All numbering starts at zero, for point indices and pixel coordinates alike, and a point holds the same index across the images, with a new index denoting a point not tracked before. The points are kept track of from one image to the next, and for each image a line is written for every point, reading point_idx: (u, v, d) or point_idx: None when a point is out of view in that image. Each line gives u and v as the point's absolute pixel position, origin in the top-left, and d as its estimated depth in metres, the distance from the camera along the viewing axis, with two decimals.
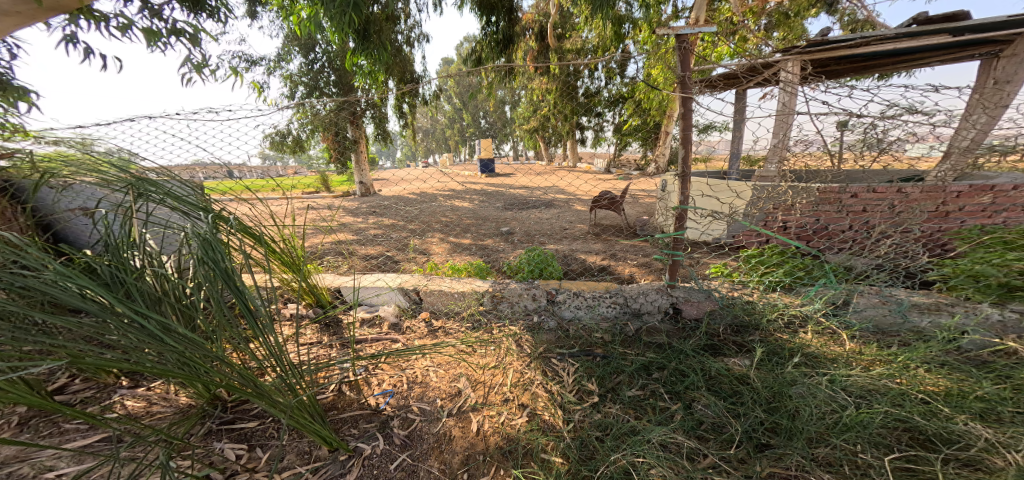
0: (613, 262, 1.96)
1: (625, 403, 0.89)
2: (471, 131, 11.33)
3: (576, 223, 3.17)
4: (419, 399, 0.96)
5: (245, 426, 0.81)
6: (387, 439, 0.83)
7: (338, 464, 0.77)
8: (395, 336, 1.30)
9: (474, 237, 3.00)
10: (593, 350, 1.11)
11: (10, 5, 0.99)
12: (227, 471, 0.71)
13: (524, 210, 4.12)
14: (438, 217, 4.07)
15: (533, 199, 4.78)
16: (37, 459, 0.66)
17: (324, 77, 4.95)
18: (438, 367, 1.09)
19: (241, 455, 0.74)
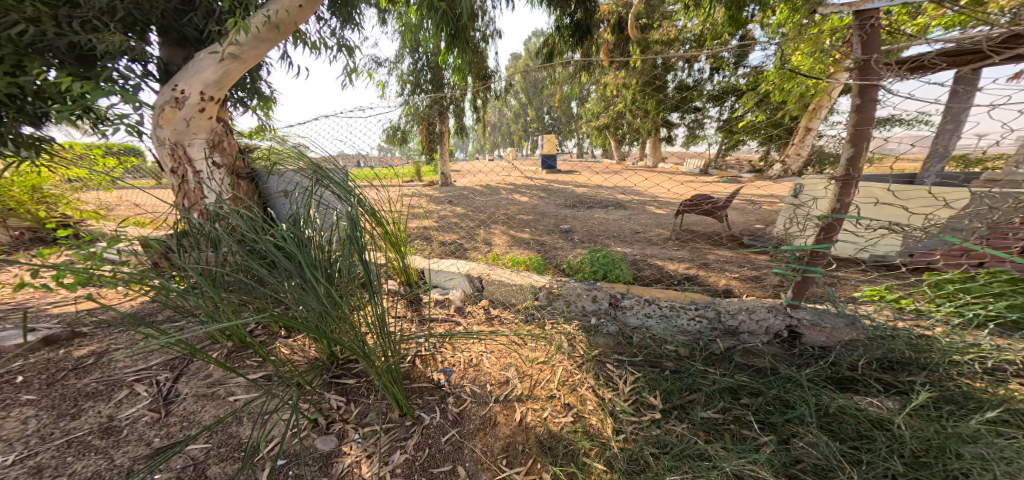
0: (695, 272, 1.82)
1: (697, 424, 0.84)
2: (537, 126, 11.33)
3: (647, 226, 3.01)
4: (474, 381, 1.00)
5: (348, 382, 0.96)
6: (442, 413, 0.89)
7: (404, 428, 0.84)
8: (458, 319, 1.38)
9: (546, 232, 3.03)
10: (661, 362, 1.06)
11: (265, 35, 1.23)
12: (330, 417, 0.86)
13: (595, 209, 4.02)
14: (503, 210, 4.18)
15: (598, 199, 4.65)
16: (228, 384, 0.92)
17: (422, 76, 5.36)
18: (498, 353, 1.13)
19: (341, 406, 0.89)
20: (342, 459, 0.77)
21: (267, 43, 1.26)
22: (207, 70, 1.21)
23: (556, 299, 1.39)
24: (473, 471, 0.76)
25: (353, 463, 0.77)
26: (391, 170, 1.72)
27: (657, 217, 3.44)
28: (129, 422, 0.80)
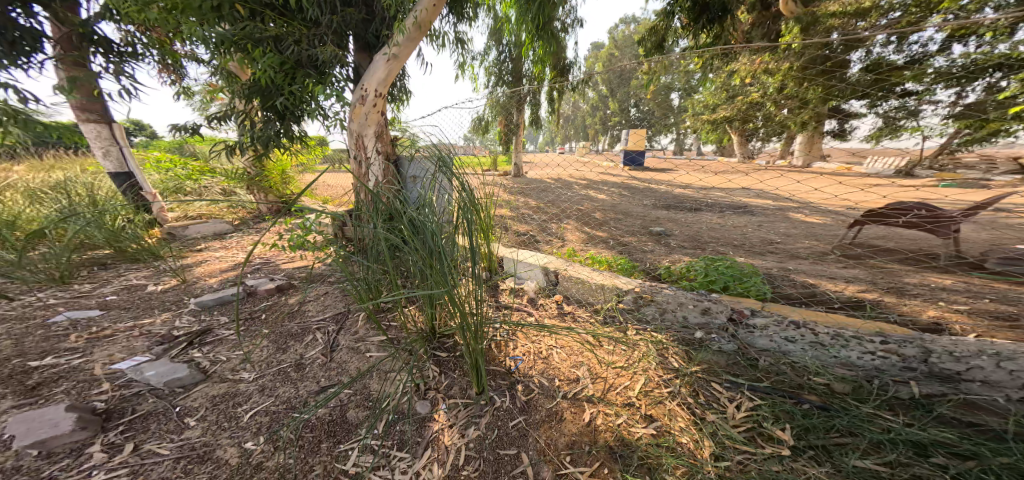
0: (815, 288, 1.56)
1: (851, 473, 0.73)
2: (616, 119, 10.76)
3: (744, 233, 2.67)
4: (538, 373, 1.06)
5: (445, 356, 1.12)
6: (512, 399, 0.97)
7: (478, 407, 0.94)
8: (530, 310, 1.40)
9: (641, 231, 2.90)
10: (799, 394, 0.94)
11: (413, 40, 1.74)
12: (427, 382, 1.02)
13: (694, 212, 3.71)
14: (576, 205, 4.10)
15: (682, 199, 4.26)
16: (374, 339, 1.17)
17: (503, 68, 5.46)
18: (568, 349, 1.17)
19: (435, 375, 1.05)
20: (431, 422, 0.90)
21: (413, 40, 1.82)
22: (381, 72, 1.86)
23: (649, 306, 1.35)
24: (535, 460, 0.81)
25: (438, 428, 0.89)
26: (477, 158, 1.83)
27: (761, 223, 3.02)
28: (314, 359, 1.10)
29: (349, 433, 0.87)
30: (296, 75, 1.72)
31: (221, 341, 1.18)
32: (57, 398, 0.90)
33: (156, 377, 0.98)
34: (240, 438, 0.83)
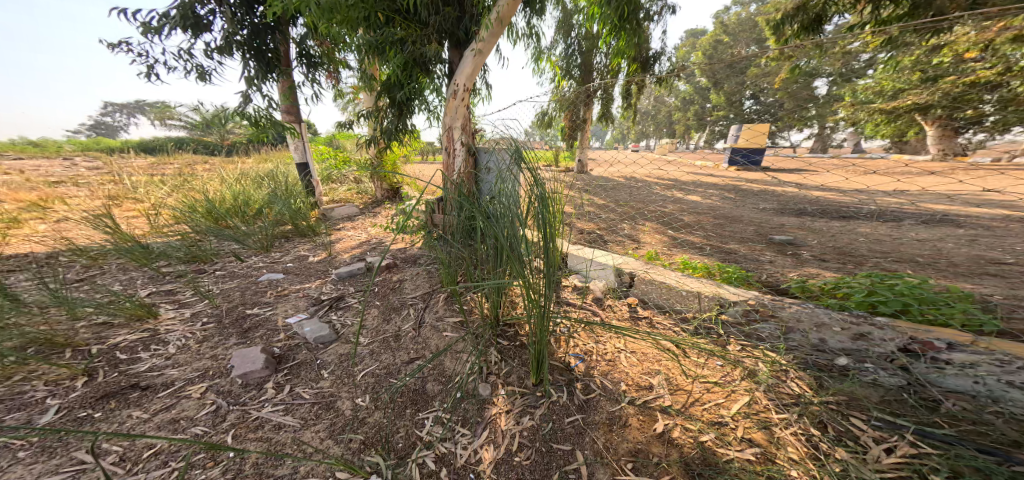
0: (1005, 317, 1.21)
1: None
2: (713, 114, 9.69)
3: (872, 247, 2.20)
4: (601, 375, 1.07)
5: (505, 345, 1.21)
6: (569, 395, 1.00)
7: (533, 398, 1.01)
8: (595, 310, 1.39)
9: (754, 237, 2.57)
10: (999, 450, 0.75)
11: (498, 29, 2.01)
12: (486, 366, 1.12)
13: (826, 217, 3.11)
14: (648, 205, 3.84)
15: (785, 206, 3.70)
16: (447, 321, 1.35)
17: (573, 61, 5.31)
18: (636, 357, 1.15)
19: (491, 362, 1.13)
20: (494, 406, 0.99)
21: (496, 32, 2.02)
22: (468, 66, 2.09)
23: (770, 322, 1.23)
24: (591, 461, 0.83)
25: (499, 411, 0.97)
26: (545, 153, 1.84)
27: (902, 235, 2.45)
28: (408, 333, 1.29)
29: (427, 403, 1.00)
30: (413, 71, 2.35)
31: (350, 308, 1.45)
32: (258, 341, 1.25)
33: (314, 334, 1.26)
34: (356, 395, 1.03)
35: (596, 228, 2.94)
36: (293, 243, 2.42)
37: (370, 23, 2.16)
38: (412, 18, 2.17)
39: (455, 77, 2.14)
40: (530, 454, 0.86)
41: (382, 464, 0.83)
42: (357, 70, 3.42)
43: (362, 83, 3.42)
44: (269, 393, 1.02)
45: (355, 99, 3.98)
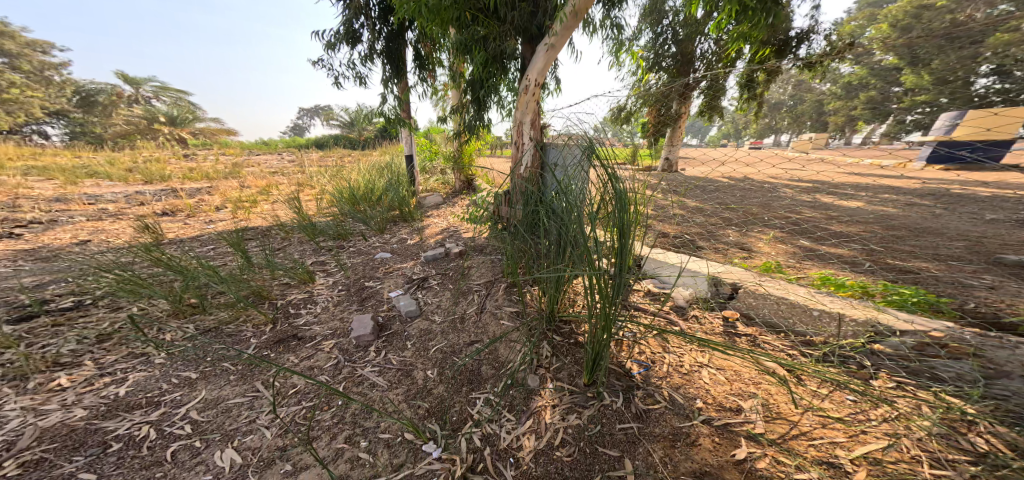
0: None
1: None
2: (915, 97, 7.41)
3: None
4: (672, 387, 1.19)
5: (558, 341, 1.46)
6: (626, 402, 1.15)
7: (583, 397, 1.19)
8: (675, 322, 1.49)
9: (970, 255, 2.16)
10: None
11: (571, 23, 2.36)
12: (540, 360, 1.37)
13: None
14: (767, 213, 3.57)
15: (973, 222, 2.91)
16: (492, 310, 1.78)
17: (666, 53, 5.22)
18: (716, 378, 1.23)
19: (545, 357, 1.38)
20: (538, 398, 1.21)
21: (567, 27, 2.37)
22: (539, 62, 2.57)
23: (964, 360, 1.15)
24: (639, 471, 0.95)
25: (544, 405, 1.18)
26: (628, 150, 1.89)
27: None
28: (475, 317, 1.72)
29: (480, 384, 1.29)
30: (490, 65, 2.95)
31: (429, 290, 2.03)
32: (366, 306, 1.90)
33: (405, 310, 1.79)
34: (426, 368, 1.40)
35: (701, 237, 2.82)
36: (392, 235, 3.42)
37: (461, 24, 2.77)
38: (495, 18, 2.73)
39: (529, 73, 2.62)
40: (570, 451, 1.03)
41: (440, 435, 1.11)
42: (445, 65, 4.14)
43: (447, 81, 4.22)
44: (370, 354, 1.48)
45: (446, 99, 4.87)
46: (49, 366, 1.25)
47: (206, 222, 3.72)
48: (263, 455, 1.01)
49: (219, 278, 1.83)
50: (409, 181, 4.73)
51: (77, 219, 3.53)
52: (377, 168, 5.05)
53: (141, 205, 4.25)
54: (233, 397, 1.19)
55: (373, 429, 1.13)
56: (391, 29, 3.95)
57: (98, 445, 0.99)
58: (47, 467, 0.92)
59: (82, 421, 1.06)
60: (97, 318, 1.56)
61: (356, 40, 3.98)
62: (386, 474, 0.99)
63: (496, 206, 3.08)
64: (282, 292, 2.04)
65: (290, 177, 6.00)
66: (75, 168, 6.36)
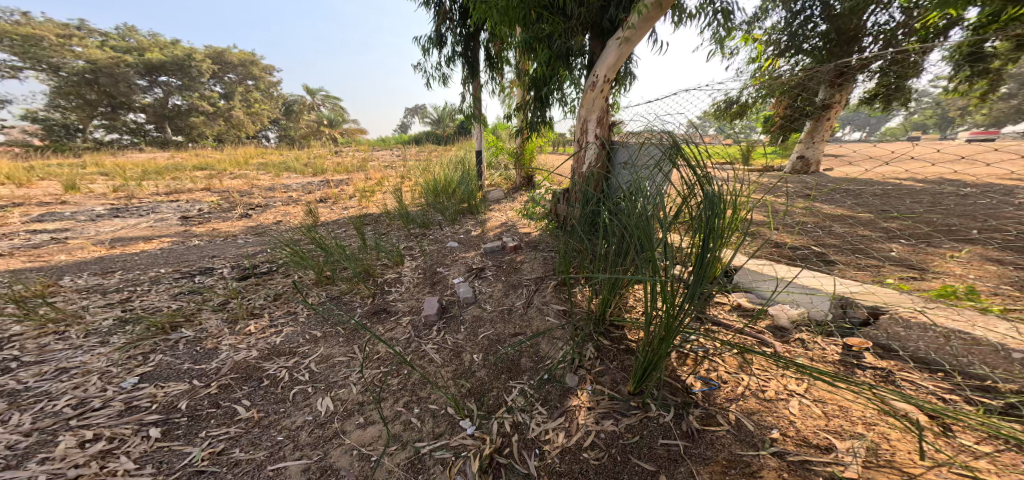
0: None
1: None
2: None
3: None
4: (743, 411, 1.26)
5: (606, 347, 1.68)
6: (679, 419, 1.27)
7: (625, 405, 1.35)
8: (763, 343, 1.48)
9: None
10: None
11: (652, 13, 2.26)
12: (584, 363, 1.59)
13: None
14: (959, 223, 2.83)
15: None
16: (538, 309, 2.03)
17: (807, 31, 4.53)
18: (802, 408, 1.25)
19: (591, 359, 1.61)
20: (574, 399, 1.41)
21: (646, 19, 2.29)
22: (610, 58, 2.53)
23: None
24: None
25: (579, 406, 1.37)
26: (731, 149, 1.77)
27: None
28: (526, 312, 2.02)
29: (518, 375, 1.57)
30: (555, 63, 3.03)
31: (486, 281, 2.42)
32: (437, 291, 2.35)
33: (462, 296, 2.20)
34: (474, 351, 1.74)
35: (807, 251, 2.50)
36: (460, 226, 3.82)
37: (527, 22, 2.82)
38: (561, 15, 2.74)
39: (597, 68, 2.62)
40: (599, 454, 1.19)
41: (476, 416, 1.38)
42: (512, 63, 4.31)
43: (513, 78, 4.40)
44: (433, 333, 1.91)
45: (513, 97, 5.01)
46: (248, 314, 2.01)
47: (343, 206, 4.88)
48: (347, 406, 1.43)
49: (345, 256, 2.49)
50: (477, 173, 5.09)
51: (279, 203, 5.17)
52: (454, 162, 5.71)
53: (310, 192, 5.82)
54: (339, 356, 1.71)
55: (426, 399, 1.47)
56: (466, 32, 4.24)
57: (258, 378, 1.57)
58: (231, 387, 1.50)
59: (253, 359, 1.68)
60: (279, 283, 2.39)
61: (441, 44, 4.39)
62: (428, 439, 1.29)
63: (552, 204, 3.18)
64: (383, 271, 2.61)
65: (395, 168, 7.08)
66: (281, 161, 8.82)
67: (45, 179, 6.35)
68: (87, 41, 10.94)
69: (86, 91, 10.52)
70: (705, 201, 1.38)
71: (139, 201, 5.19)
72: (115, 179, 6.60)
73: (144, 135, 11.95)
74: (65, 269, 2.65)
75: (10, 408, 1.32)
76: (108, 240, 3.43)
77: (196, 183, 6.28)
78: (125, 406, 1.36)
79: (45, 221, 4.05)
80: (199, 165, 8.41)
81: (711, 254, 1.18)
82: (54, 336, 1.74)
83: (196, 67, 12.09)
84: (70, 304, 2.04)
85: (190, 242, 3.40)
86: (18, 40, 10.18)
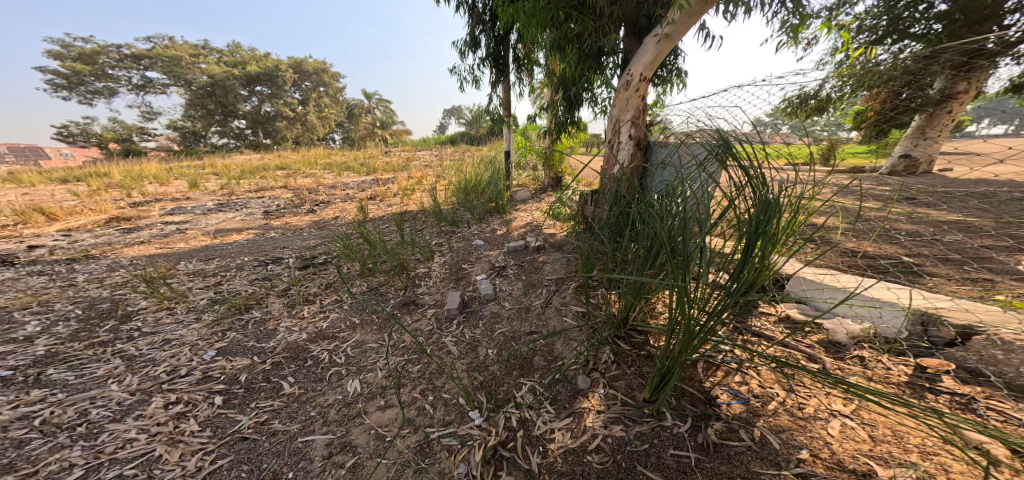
0: None
1: None
2: None
3: None
4: (771, 427, 1.20)
5: (625, 350, 1.67)
6: (695, 430, 1.23)
7: (638, 410, 1.35)
8: (806, 359, 1.39)
9: None
10: None
11: (697, 7, 2.13)
12: (597, 366, 1.59)
13: None
14: None
15: None
16: (557, 310, 2.05)
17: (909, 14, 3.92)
18: (844, 430, 1.16)
19: (607, 362, 1.61)
20: (583, 401, 1.42)
21: (688, 17, 2.19)
22: (649, 55, 2.45)
23: None
24: None
25: (588, 409, 1.39)
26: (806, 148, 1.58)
27: None
28: (546, 311, 2.04)
29: (529, 373, 1.61)
30: (585, 64, 3.00)
31: (507, 279, 2.49)
32: (457, 286, 2.46)
33: (483, 292, 2.27)
34: (489, 346, 1.81)
35: (873, 263, 2.21)
36: (487, 225, 3.92)
37: (554, 23, 2.80)
38: (592, 14, 2.69)
39: (632, 67, 2.56)
40: (602, 457, 1.21)
41: (485, 408, 1.44)
42: (542, 66, 4.31)
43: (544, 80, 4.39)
44: (453, 326, 2.00)
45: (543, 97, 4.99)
46: (303, 300, 2.26)
47: (389, 203, 5.22)
48: (371, 389, 1.56)
49: (385, 251, 2.70)
50: (505, 174, 5.16)
51: (339, 199, 5.67)
52: (483, 162, 5.85)
53: (367, 190, 6.33)
54: (371, 342, 1.86)
55: (440, 389, 1.55)
56: (496, 33, 4.32)
57: (304, 358, 1.76)
58: (281, 365, 1.71)
59: (302, 341, 1.88)
60: (331, 273, 2.65)
61: (474, 46, 4.52)
62: (438, 425, 1.37)
63: (580, 206, 3.15)
64: (416, 266, 2.77)
65: (432, 168, 7.36)
66: (343, 161, 9.58)
67: (178, 177, 7.70)
68: (205, 57, 12.99)
69: (208, 103, 12.72)
70: (756, 205, 1.31)
71: (236, 196, 6.02)
72: (220, 178, 7.73)
73: (244, 139, 13.81)
74: (185, 254, 3.20)
75: (126, 370, 1.62)
76: (212, 231, 4.03)
77: (281, 182, 7.17)
78: (202, 375, 1.61)
79: (173, 213, 4.89)
80: (281, 164, 9.51)
81: (754, 260, 1.12)
82: (165, 311, 2.12)
83: (281, 77, 13.64)
84: (180, 284, 2.46)
85: (268, 234, 3.87)
86: (168, 60, 12.33)
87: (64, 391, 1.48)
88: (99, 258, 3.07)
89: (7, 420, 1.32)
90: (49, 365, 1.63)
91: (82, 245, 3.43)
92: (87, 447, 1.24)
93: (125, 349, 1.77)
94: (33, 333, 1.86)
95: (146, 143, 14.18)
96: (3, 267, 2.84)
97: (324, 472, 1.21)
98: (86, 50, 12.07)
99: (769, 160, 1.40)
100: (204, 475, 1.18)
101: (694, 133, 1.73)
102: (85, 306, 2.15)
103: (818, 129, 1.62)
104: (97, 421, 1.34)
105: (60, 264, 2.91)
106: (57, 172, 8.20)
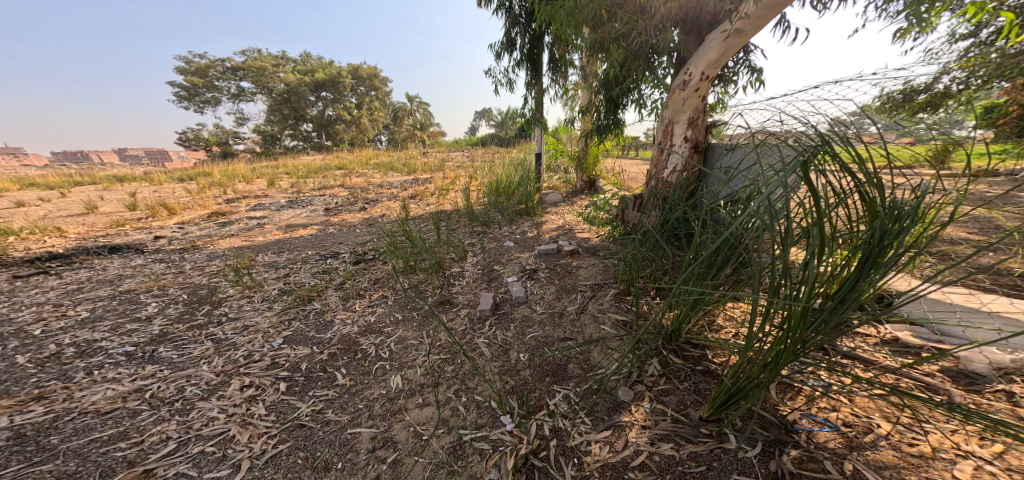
0: None
1: None
2: None
3: None
4: (869, 462, 1.06)
5: (675, 364, 1.58)
6: (759, 459, 1.12)
7: (692, 431, 1.25)
8: (928, 391, 1.25)
9: None
10: None
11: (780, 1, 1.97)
12: (642, 380, 1.52)
13: None
14: None
15: None
16: (593, 317, 1.97)
17: None
18: (978, 474, 0.98)
19: (657, 376, 1.53)
20: (625, 415, 1.36)
21: (762, 9, 2.01)
22: (714, 52, 2.29)
23: None
24: None
25: (630, 423, 1.32)
26: (912, 151, 1.26)
27: None
28: (584, 318, 1.98)
29: (563, 382, 1.56)
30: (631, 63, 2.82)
31: (541, 282, 2.45)
32: (491, 287, 2.47)
33: (515, 295, 2.27)
34: (521, 350, 1.79)
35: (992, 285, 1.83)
36: (517, 226, 3.90)
37: (595, 22, 2.67)
38: (638, 12, 2.54)
39: (692, 65, 2.41)
40: (645, 476, 1.14)
41: (517, 414, 1.42)
42: (579, 66, 4.18)
43: (579, 81, 4.26)
44: (486, 328, 2.01)
45: (577, 99, 4.84)
46: (355, 294, 2.40)
47: (428, 202, 5.40)
48: (412, 386, 1.61)
49: (426, 249, 2.78)
50: (536, 173, 5.11)
51: (387, 197, 5.96)
52: (518, 162, 5.84)
53: (416, 187, 6.61)
54: (411, 339, 1.93)
55: (473, 390, 1.56)
56: (532, 35, 4.27)
57: (354, 351, 1.86)
58: (336, 356, 1.81)
59: (354, 334, 1.99)
60: (379, 269, 2.78)
61: (511, 47, 4.48)
62: (471, 428, 1.38)
63: (619, 209, 3.01)
64: (452, 265, 2.82)
65: (465, 169, 7.45)
66: (390, 161, 10.05)
67: (260, 176, 8.61)
68: (283, 67, 14.41)
69: (284, 109, 14.12)
70: (867, 213, 1.13)
71: (303, 193, 6.57)
72: (291, 177, 8.51)
73: (310, 140, 15.10)
74: (264, 246, 3.56)
75: (214, 352, 1.82)
76: (284, 226, 4.43)
77: (343, 180, 7.73)
78: (270, 362, 1.76)
79: (255, 209, 5.46)
80: (340, 165, 10.25)
81: (872, 275, 0.97)
82: (246, 298, 2.35)
83: (344, 83, 14.61)
84: (258, 275, 2.72)
85: (328, 230, 4.18)
86: (256, 72, 13.95)
87: (169, 368, 1.69)
88: (202, 248, 3.51)
89: (127, 391, 1.53)
90: (160, 343, 1.87)
91: (190, 237, 3.95)
92: (180, 422, 1.40)
93: (215, 331, 2.00)
94: (151, 313, 2.16)
95: (235, 146, 16.08)
96: (135, 253, 3.35)
97: (367, 465, 1.25)
98: (201, 65, 14.20)
99: (887, 165, 1.17)
100: (268, 458, 1.27)
101: (775, 133, 1.54)
102: (190, 292, 2.46)
103: (924, 127, 1.26)
104: (189, 398, 1.52)
105: (173, 252, 3.37)
106: (174, 171, 9.63)
